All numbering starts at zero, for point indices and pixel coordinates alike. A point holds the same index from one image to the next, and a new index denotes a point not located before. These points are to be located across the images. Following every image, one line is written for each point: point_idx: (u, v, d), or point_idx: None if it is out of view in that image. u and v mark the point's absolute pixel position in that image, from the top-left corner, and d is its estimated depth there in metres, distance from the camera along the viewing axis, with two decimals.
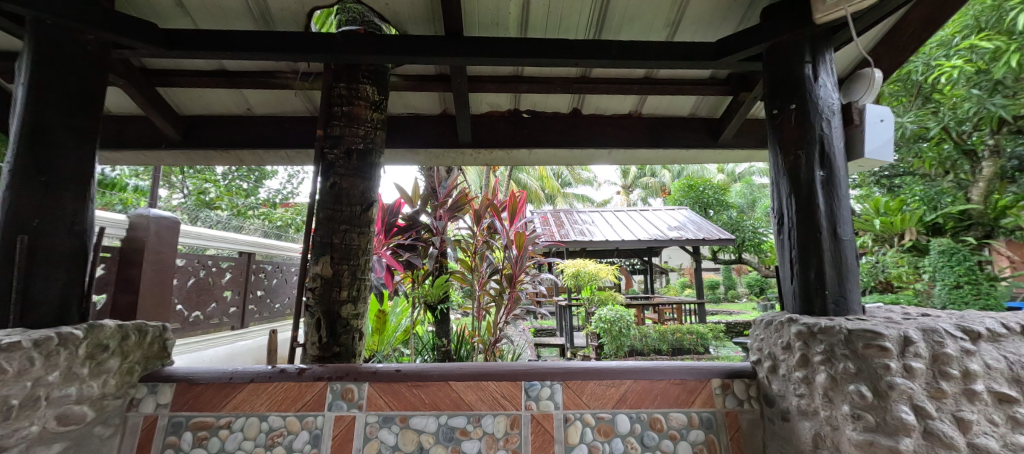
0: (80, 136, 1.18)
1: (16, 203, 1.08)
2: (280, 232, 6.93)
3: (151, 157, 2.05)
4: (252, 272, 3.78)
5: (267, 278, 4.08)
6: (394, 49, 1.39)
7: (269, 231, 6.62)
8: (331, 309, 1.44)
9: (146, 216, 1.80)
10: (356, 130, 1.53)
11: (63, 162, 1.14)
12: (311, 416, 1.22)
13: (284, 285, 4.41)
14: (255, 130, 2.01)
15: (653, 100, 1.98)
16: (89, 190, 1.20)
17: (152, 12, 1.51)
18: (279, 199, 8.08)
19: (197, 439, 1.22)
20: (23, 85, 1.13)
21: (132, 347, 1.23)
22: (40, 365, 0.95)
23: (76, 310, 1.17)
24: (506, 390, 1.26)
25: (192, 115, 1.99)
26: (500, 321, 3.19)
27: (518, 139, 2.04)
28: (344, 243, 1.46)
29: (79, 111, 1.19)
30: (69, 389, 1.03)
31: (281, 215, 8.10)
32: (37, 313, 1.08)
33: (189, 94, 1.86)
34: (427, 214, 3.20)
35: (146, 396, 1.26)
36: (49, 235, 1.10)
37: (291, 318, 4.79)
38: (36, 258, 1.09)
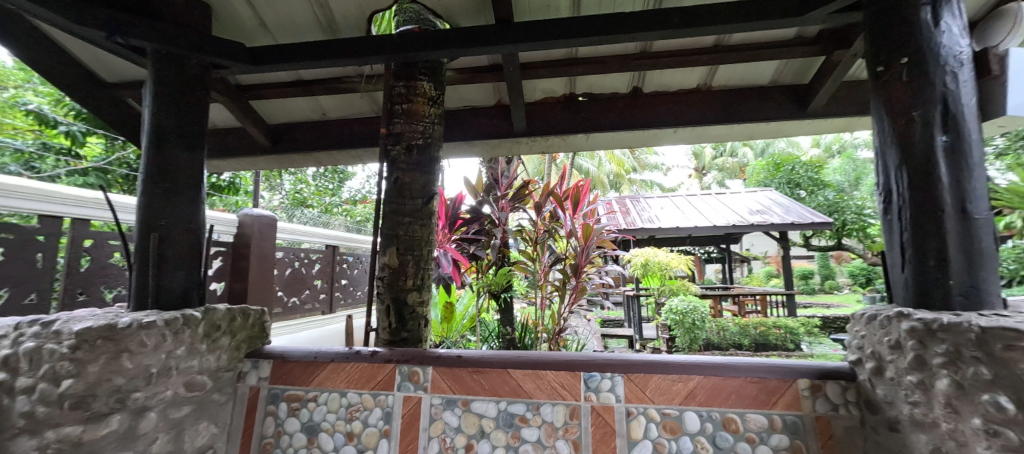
0: (191, 147, 1.38)
1: (149, 206, 1.29)
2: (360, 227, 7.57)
3: (249, 163, 2.33)
4: (337, 263, 4.17)
5: (349, 269, 4.46)
6: (447, 42, 1.42)
7: None
8: (399, 297, 1.53)
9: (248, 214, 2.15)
10: (416, 126, 1.58)
11: (179, 171, 1.34)
12: (383, 395, 1.30)
13: (364, 275, 4.81)
14: (329, 133, 2.19)
15: (725, 70, 1.79)
16: (200, 191, 1.41)
17: (241, 33, 1.71)
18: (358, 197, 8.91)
19: (291, 409, 1.38)
20: (148, 108, 1.35)
21: (239, 328, 1.43)
22: (171, 342, 1.15)
23: (196, 296, 1.39)
24: (565, 380, 1.22)
25: (279, 123, 2.21)
26: (564, 312, 3.19)
27: (575, 124, 1.97)
28: (408, 235, 1.54)
29: (188, 125, 1.38)
30: (192, 361, 1.23)
31: (361, 211, 8.83)
32: (167, 297, 1.30)
33: (275, 104, 2.07)
34: (491, 206, 3.26)
35: (249, 371, 1.45)
36: (172, 233, 1.32)
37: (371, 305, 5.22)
38: (164, 252, 1.30)
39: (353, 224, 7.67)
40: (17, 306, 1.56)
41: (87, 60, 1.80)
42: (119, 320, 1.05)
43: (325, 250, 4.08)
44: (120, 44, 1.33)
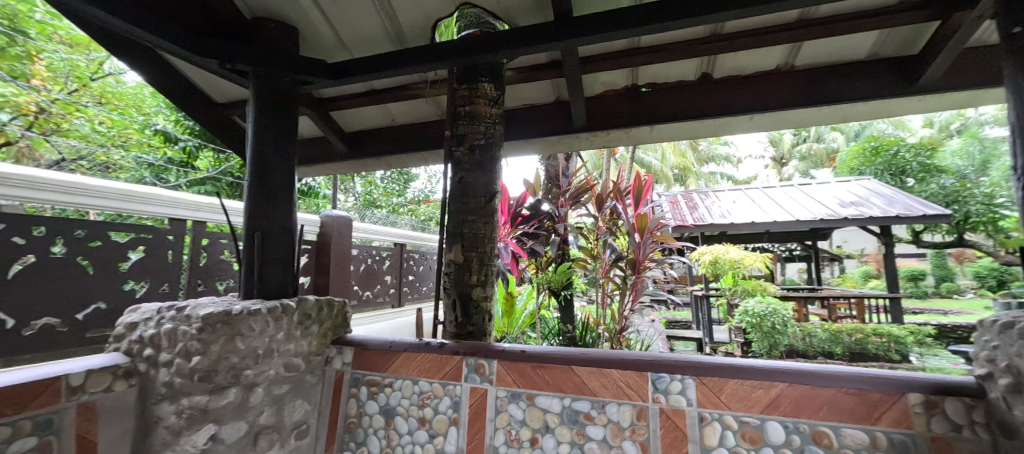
0: (284, 160, 1.61)
1: (254, 210, 1.54)
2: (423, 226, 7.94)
3: (329, 168, 2.56)
4: (404, 260, 4.42)
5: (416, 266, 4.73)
6: (505, 43, 1.45)
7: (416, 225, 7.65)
8: (464, 292, 1.59)
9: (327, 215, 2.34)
10: (479, 127, 1.62)
11: (276, 182, 1.58)
12: (451, 385, 1.36)
13: (429, 271, 5.06)
14: (399, 138, 2.33)
15: (810, 47, 1.61)
16: (292, 196, 1.64)
17: (321, 50, 1.88)
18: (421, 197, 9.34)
19: (370, 392, 1.49)
20: (250, 125, 1.59)
21: (326, 317, 1.60)
22: (273, 327, 1.37)
23: (291, 287, 1.61)
24: (631, 380, 1.18)
25: (353, 131, 2.39)
26: (625, 309, 3.09)
27: (638, 116, 1.90)
28: (472, 232, 1.60)
29: (280, 140, 1.61)
30: (289, 345, 1.43)
31: (424, 210, 9.25)
32: (269, 288, 1.52)
33: (350, 113, 2.25)
34: (550, 203, 3.29)
35: (334, 356, 1.60)
36: (271, 233, 1.55)
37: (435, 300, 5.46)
38: (266, 249, 1.53)
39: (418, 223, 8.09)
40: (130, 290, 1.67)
41: (202, 85, 2.10)
42: (233, 308, 1.28)
43: (394, 247, 4.35)
44: (229, 70, 1.59)
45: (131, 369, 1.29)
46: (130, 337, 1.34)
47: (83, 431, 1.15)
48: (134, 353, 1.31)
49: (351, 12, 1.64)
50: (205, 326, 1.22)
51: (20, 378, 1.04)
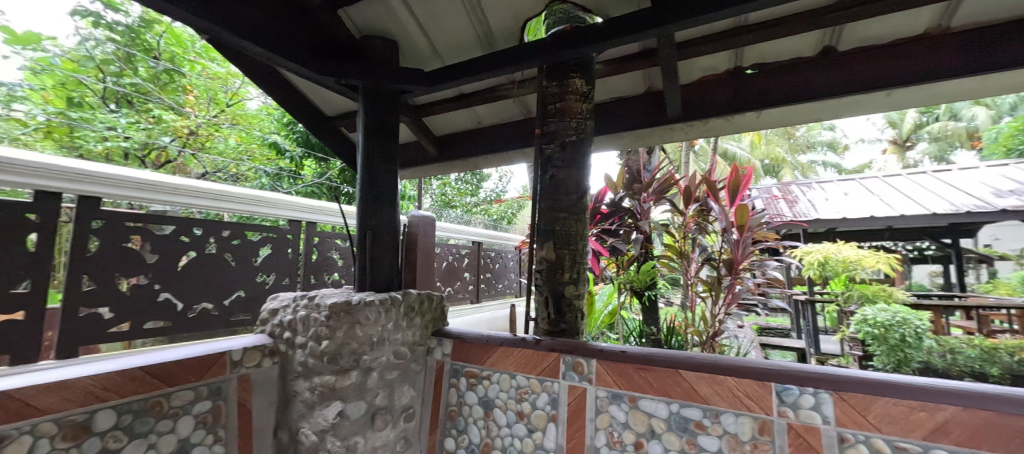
0: (388, 166, 1.78)
1: (364, 211, 1.71)
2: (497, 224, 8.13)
3: (420, 171, 2.74)
4: (481, 258, 4.67)
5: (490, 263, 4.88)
6: (597, 36, 1.42)
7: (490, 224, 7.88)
8: (557, 289, 1.59)
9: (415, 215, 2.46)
10: (569, 123, 1.60)
11: (383, 186, 1.75)
12: (549, 382, 1.37)
13: (504, 269, 5.23)
14: (485, 139, 2.41)
15: (974, 4, 1.33)
16: (395, 197, 1.80)
17: (418, 61, 2.02)
18: (493, 197, 9.59)
19: (469, 383, 1.55)
20: (360, 134, 1.78)
21: (427, 310, 1.71)
22: (384, 317, 1.51)
23: (396, 281, 1.76)
24: (751, 390, 1.08)
25: (442, 136, 2.52)
26: (718, 313, 2.86)
27: (743, 102, 1.74)
28: (564, 229, 1.59)
29: (384, 148, 1.77)
30: (397, 334, 1.56)
31: (497, 209, 9.48)
32: (378, 281, 1.68)
33: (441, 118, 2.37)
34: (631, 199, 3.15)
35: (435, 347, 1.68)
36: (380, 231, 1.72)
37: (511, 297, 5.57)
38: (376, 246, 1.70)
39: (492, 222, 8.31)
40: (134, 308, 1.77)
41: (318, 101, 2.39)
42: (352, 299, 1.45)
43: (473, 245, 4.52)
44: (344, 85, 1.79)
45: (273, 349, 1.51)
46: (272, 322, 1.57)
47: (242, 399, 1.40)
48: (275, 336, 1.54)
49: (445, 21, 1.74)
50: (331, 314, 1.40)
51: (197, 353, 1.31)
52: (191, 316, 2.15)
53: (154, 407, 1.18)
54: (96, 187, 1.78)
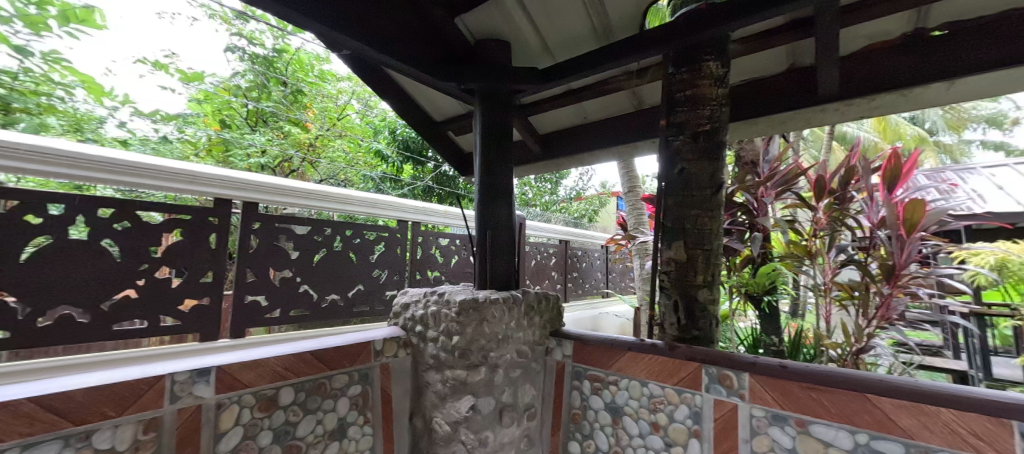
0: (506, 166, 1.82)
1: (484, 211, 1.76)
2: None
3: (521, 170, 2.77)
4: (569, 257, 4.85)
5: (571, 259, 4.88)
6: (741, 12, 1.27)
7: None
8: (688, 293, 1.44)
9: None
10: (701, 112, 1.44)
11: (500, 186, 1.78)
12: (689, 393, 1.25)
13: (591, 268, 5.28)
14: (592, 134, 2.33)
15: None
16: (512, 196, 1.81)
17: (529, 60, 2.03)
18: (573, 195, 9.45)
19: (594, 388, 1.51)
20: (479, 136, 1.83)
21: (545, 310, 1.70)
22: (508, 315, 1.53)
23: (514, 279, 1.79)
24: (979, 427, 0.86)
25: (546, 133, 2.50)
26: (866, 328, 2.44)
27: (925, 72, 1.43)
28: (697, 228, 1.44)
29: (500, 150, 1.81)
30: (519, 333, 1.57)
31: (578, 207, 9.31)
32: (499, 279, 1.72)
33: (548, 116, 2.36)
34: (746, 193, 2.76)
35: (555, 347, 1.66)
36: (499, 230, 1.75)
37: (598, 297, 5.43)
38: (496, 245, 1.74)
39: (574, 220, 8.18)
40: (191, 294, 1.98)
41: (429, 107, 2.53)
42: (479, 296, 1.49)
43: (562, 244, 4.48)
44: (463, 90, 1.87)
45: (406, 340, 1.62)
46: (404, 315, 1.69)
47: (385, 386, 1.53)
48: (408, 328, 1.65)
49: (561, 16, 1.71)
50: (461, 310, 1.46)
51: (348, 341, 1.46)
52: (323, 305, 2.72)
53: (320, 387, 1.34)
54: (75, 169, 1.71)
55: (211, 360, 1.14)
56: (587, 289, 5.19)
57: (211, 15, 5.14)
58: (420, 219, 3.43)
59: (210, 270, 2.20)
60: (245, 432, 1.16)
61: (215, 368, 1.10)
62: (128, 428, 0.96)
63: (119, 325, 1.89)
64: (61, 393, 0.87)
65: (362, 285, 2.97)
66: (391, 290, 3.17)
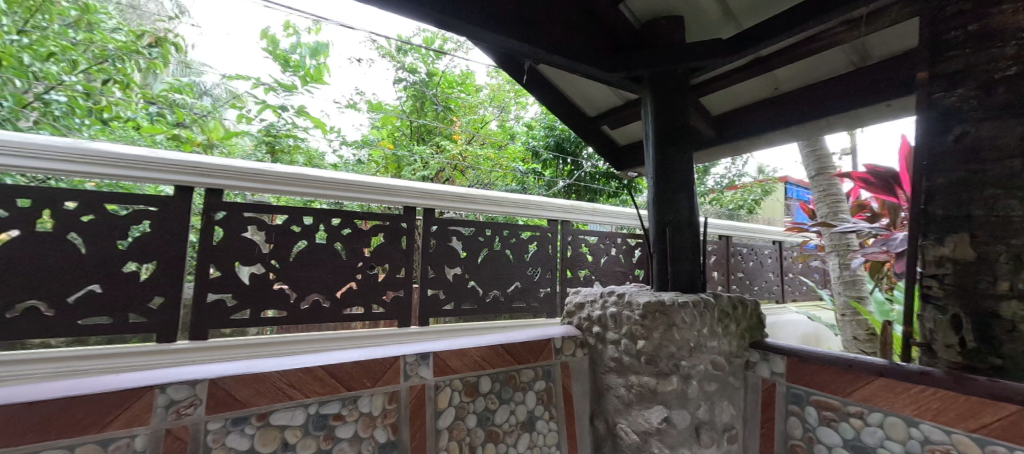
0: (683, 157, 1.65)
1: (661, 206, 1.64)
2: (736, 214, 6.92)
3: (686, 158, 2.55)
4: (731, 254, 4.29)
5: (731, 256, 4.29)
6: None
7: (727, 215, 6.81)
8: (982, 306, 0.96)
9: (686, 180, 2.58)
10: (993, 51, 0.98)
11: (678, 179, 1.64)
12: (1002, 448, 0.90)
13: (760, 268, 4.52)
14: (789, 109, 1.96)
15: None
16: (694, 189, 1.66)
17: (704, 32, 1.81)
18: (725, 184, 8.29)
19: (824, 418, 1.27)
20: (650, 125, 1.70)
21: (742, 318, 1.54)
22: (699, 321, 1.39)
23: (699, 280, 1.63)
24: None
25: (721, 113, 2.21)
26: None
27: None
28: (996, 213, 0.95)
29: (675, 138, 1.65)
30: (713, 342, 1.43)
31: (732, 198, 8.12)
32: (681, 280, 1.59)
33: (724, 95, 2.07)
34: None
35: (760, 362, 1.49)
36: (679, 227, 1.61)
37: (770, 303, 4.62)
38: (677, 243, 1.61)
39: (728, 213, 7.17)
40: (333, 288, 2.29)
41: (583, 105, 2.51)
42: (665, 299, 1.40)
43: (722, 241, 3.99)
44: (628, 79, 1.77)
45: (583, 341, 1.61)
46: (578, 315, 1.69)
47: (566, 384, 1.54)
48: (583, 328, 1.64)
49: None
50: (646, 313, 1.40)
51: (531, 336, 1.52)
52: (487, 300, 2.93)
53: (511, 379, 1.41)
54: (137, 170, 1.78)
55: (427, 346, 1.31)
56: (754, 292, 4.46)
57: (376, 53, 6.01)
58: (569, 218, 3.42)
59: (402, 266, 2.57)
60: (457, 414, 1.28)
61: (432, 353, 1.27)
62: (378, 398, 1.16)
63: (345, 310, 2.36)
64: (339, 363, 1.11)
65: (519, 282, 3.11)
66: (545, 288, 3.24)
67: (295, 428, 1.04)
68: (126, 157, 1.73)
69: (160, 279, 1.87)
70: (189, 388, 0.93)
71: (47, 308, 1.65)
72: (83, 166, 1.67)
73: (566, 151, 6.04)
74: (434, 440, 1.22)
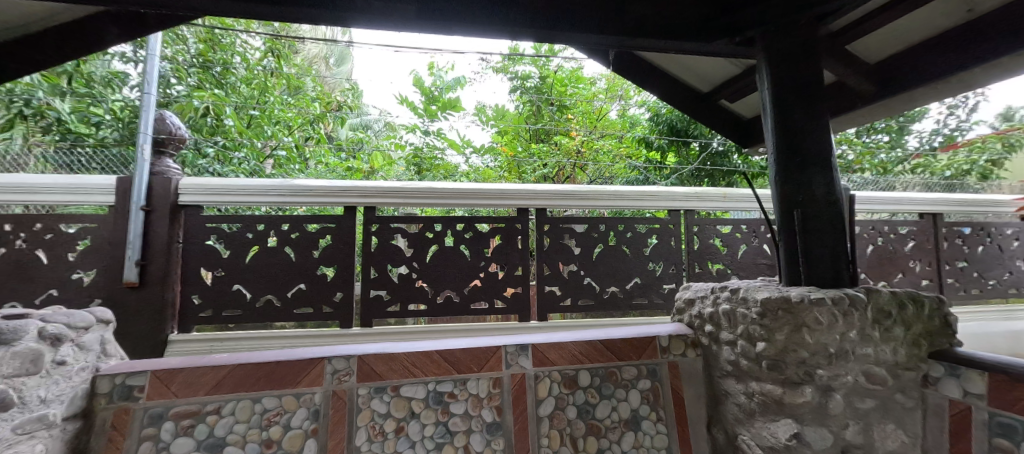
0: (815, 123, 1.36)
1: (786, 185, 1.38)
2: (955, 183, 5.17)
3: (843, 121, 2.09)
4: (939, 236, 3.26)
5: (936, 240, 3.27)
6: None
7: (939, 184, 5.14)
8: None
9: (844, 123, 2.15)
10: None
11: (808, 150, 1.35)
12: None
13: (994, 254, 3.31)
14: (990, 35, 1.39)
15: None
16: (832, 160, 1.36)
17: None
18: (938, 142, 6.23)
19: None
20: (767, 90, 1.43)
21: (912, 321, 1.19)
22: (842, 323, 1.11)
23: (847, 272, 1.33)
24: None
25: (888, 58, 1.73)
26: None
27: None
28: None
29: (801, 101, 1.37)
30: (868, 349, 1.14)
31: (951, 161, 6.06)
32: (820, 272, 1.32)
33: (880, 36, 1.62)
34: None
35: (946, 378, 1.12)
36: (812, 208, 1.33)
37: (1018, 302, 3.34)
38: (809, 228, 1.33)
39: (942, 183, 5.39)
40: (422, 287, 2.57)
41: (693, 83, 2.29)
42: (792, 295, 1.17)
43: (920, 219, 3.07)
44: (737, 43, 1.53)
45: (694, 340, 1.52)
46: (689, 312, 1.62)
47: (675, 386, 1.47)
48: (694, 327, 1.55)
49: None
50: (765, 312, 1.21)
51: (632, 334, 1.51)
52: (605, 296, 2.90)
53: (611, 375, 1.43)
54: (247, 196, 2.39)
55: (527, 339, 1.43)
56: (986, 289, 3.29)
57: (489, 70, 6.51)
58: (694, 207, 3.13)
59: (519, 265, 2.74)
60: (557, 403, 1.35)
61: (532, 345, 1.38)
62: (483, 382, 1.32)
63: (472, 305, 2.65)
64: (450, 350, 1.33)
65: (639, 278, 2.98)
66: (669, 284, 3.02)
67: (419, 400, 1.26)
68: (241, 187, 2.37)
69: (338, 279, 2.45)
70: (346, 360, 1.23)
71: (276, 300, 2.37)
72: (215, 198, 2.34)
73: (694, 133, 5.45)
74: (536, 425, 1.31)
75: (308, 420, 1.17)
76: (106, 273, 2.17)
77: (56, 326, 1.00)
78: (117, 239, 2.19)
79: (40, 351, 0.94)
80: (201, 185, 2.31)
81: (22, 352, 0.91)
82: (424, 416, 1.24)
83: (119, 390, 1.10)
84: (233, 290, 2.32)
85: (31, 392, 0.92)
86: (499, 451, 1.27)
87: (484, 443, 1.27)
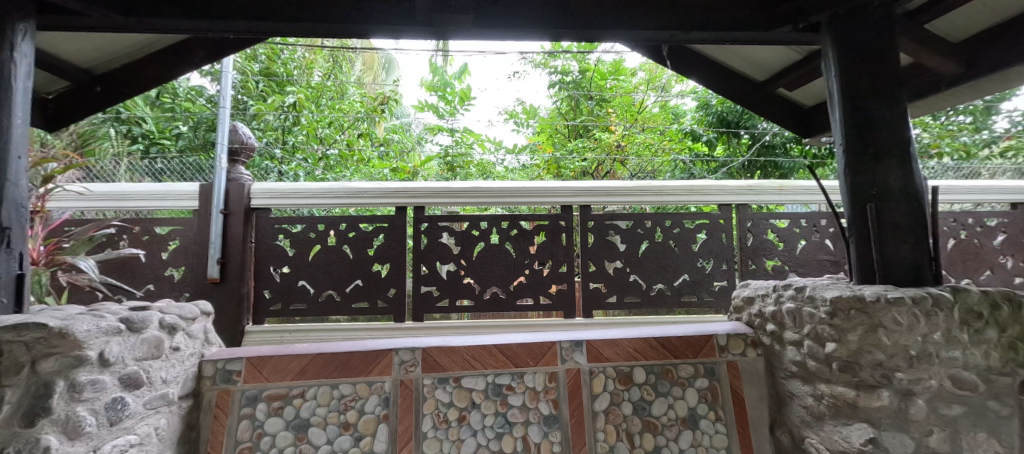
0: (891, 109, 1.27)
1: (855, 178, 1.30)
2: None
3: (922, 104, 1.92)
4: None
5: None
6: None
7: None
8: None
9: (920, 108, 1.99)
10: None
11: (882, 139, 1.27)
12: None
13: None
14: None
15: None
16: (910, 151, 1.27)
17: None
18: None
19: None
20: (834, 77, 1.35)
21: (1006, 323, 1.10)
22: (924, 323, 1.04)
23: (928, 270, 1.24)
24: None
25: (976, 35, 1.58)
26: None
27: None
28: None
29: (874, 87, 1.28)
30: (955, 352, 1.05)
31: None
32: (896, 271, 1.24)
33: (964, 12, 1.48)
34: None
35: None
36: (887, 202, 1.25)
37: None
38: (883, 224, 1.25)
39: None
40: (469, 284, 2.65)
41: (747, 72, 2.19)
42: (866, 294, 1.11)
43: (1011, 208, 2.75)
44: (800, 29, 1.45)
45: (755, 340, 1.49)
46: (749, 311, 1.58)
47: (734, 386, 1.44)
48: (755, 326, 1.51)
49: None
50: (835, 311, 1.15)
51: (687, 333, 1.50)
52: (652, 294, 2.85)
53: (667, 373, 1.43)
54: (305, 198, 2.56)
55: (581, 335, 1.46)
56: None
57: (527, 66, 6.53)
58: (749, 200, 2.98)
59: (564, 262, 2.75)
60: (612, 399, 1.37)
61: (586, 341, 1.40)
62: (539, 375, 1.36)
63: (518, 301, 2.70)
64: (507, 345, 1.38)
65: (687, 275, 2.90)
66: (721, 282, 2.92)
67: (479, 392, 1.32)
68: (301, 190, 2.54)
69: (391, 276, 2.57)
70: (411, 352, 1.32)
71: (337, 295, 2.53)
72: (280, 201, 2.53)
73: (742, 122, 5.16)
74: (592, 420, 1.34)
75: (380, 406, 1.27)
76: (193, 270, 2.43)
77: (172, 317, 1.14)
78: (200, 239, 2.43)
79: (161, 339, 1.09)
80: (268, 189, 2.52)
81: (148, 338, 1.05)
82: (483, 407, 1.30)
83: (221, 374, 1.26)
84: (299, 285, 2.51)
85: (156, 373, 1.07)
86: (557, 443, 1.30)
87: (542, 434, 1.30)
